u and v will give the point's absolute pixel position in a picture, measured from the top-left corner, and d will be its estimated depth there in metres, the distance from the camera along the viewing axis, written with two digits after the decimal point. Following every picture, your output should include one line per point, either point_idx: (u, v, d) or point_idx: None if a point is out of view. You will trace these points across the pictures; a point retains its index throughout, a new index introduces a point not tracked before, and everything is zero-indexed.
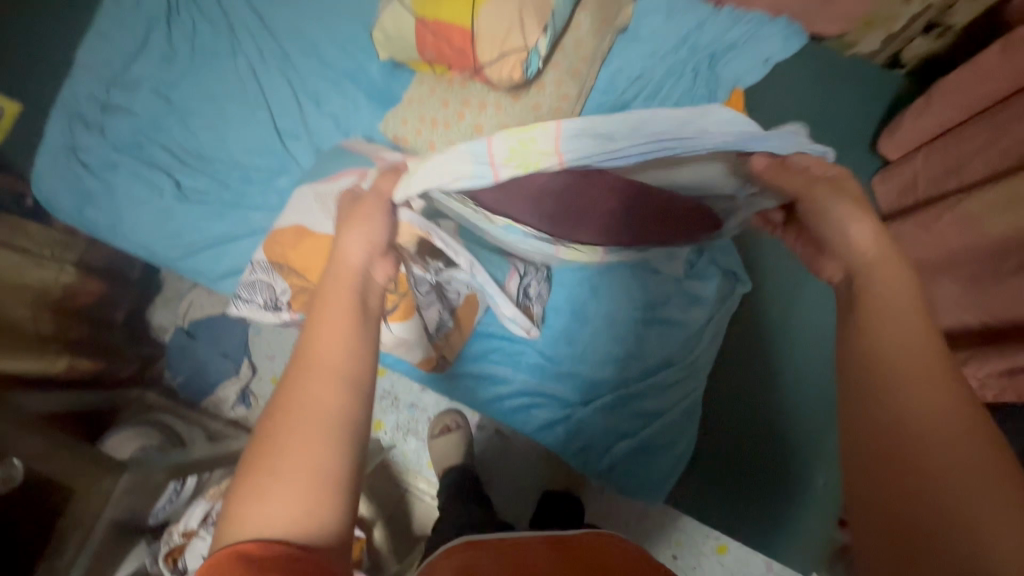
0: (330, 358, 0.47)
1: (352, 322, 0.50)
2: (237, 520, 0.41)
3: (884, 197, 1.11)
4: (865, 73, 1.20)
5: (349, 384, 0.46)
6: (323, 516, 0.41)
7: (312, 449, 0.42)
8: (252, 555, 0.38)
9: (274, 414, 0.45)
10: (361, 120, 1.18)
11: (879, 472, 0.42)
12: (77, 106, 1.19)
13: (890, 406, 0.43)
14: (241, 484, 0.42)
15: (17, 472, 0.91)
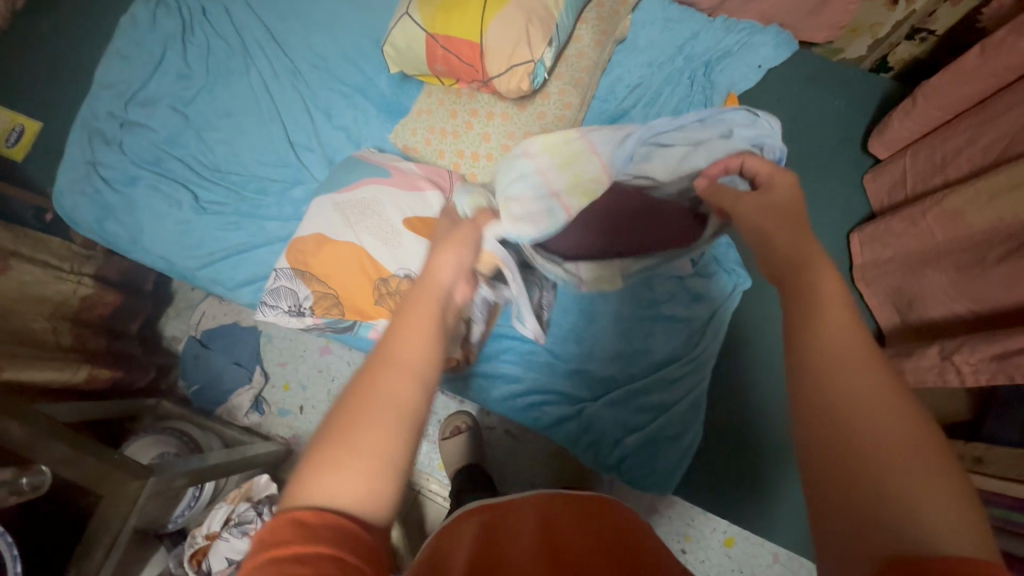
0: (409, 356, 0.47)
1: (437, 327, 0.51)
2: (303, 487, 0.40)
3: (873, 193, 1.18)
4: (851, 78, 1.26)
5: (425, 383, 0.47)
6: (379, 506, 0.41)
7: (385, 436, 0.43)
8: (301, 519, 0.38)
9: (356, 393, 0.45)
10: (371, 131, 1.23)
11: (831, 465, 0.37)
12: (97, 124, 1.24)
13: (833, 391, 0.39)
14: (309, 456, 0.42)
15: (46, 479, 0.96)
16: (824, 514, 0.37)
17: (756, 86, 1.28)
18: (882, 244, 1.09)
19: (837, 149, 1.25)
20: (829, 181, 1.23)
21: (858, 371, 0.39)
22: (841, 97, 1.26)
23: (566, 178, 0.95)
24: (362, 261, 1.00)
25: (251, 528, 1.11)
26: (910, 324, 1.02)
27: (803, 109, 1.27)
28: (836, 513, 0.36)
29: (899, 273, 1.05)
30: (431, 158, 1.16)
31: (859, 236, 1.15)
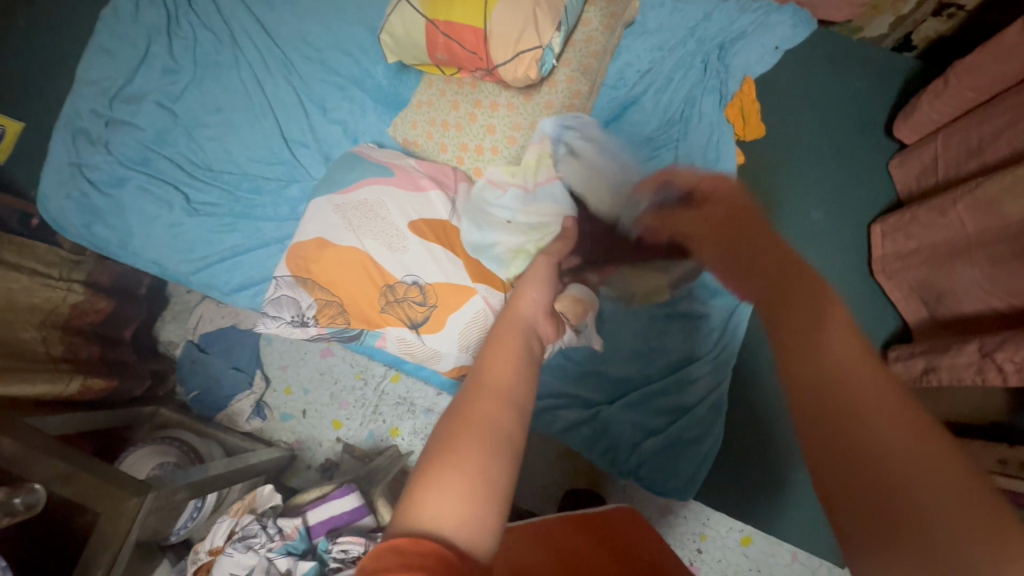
0: (502, 383, 0.50)
1: (525, 358, 0.54)
2: (411, 510, 0.41)
3: (900, 180, 1.13)
4: (871, 59, 1.20)
5: (518, 408, 0.48)
6: (485, 531, 0.41)
7: (488, 457, 0.44)
8: (400, 546, 0.38)
9: (452, 420, 0.46)
10: (369, 125, 1.17)
11: (849, 477, 0.38)
12: (80, 122, 1.17)
13: (844, 404, 0.40)
14: (416, 479, 0.42)
15: (40, 497, 0.89)
16: (848, 538, 0.37)
17: (773, 69, 1.21)
18: (907, 234, 1.03)
19: (858, 134, 1.19)
20: (850, 169, 1.18)
21: (858, 386, 0.40)
22: (861, 79, 1.20)
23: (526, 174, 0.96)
24: (366, 266, 0.94)
25: (256, 542, 1.05)
26: (940, 318, 0.97)
27: (822, 92, 1.20)
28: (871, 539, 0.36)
29: (923, 266, 0.99)
30: (433, 153, 1.10)
31: (881, 227, 1.10)
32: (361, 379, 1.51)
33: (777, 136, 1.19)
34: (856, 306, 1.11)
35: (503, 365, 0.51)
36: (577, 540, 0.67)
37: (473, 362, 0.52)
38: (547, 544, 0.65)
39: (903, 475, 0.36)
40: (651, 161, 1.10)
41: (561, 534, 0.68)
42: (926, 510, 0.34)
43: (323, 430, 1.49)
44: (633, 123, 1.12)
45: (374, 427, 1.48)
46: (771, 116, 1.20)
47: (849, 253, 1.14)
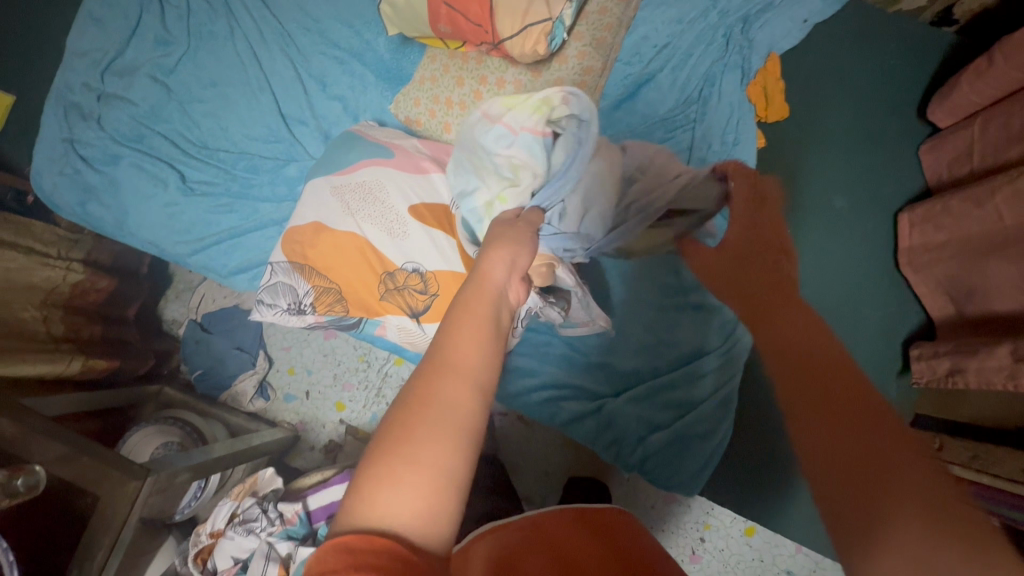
0: (467, 363, 0.45)
1: (493, 328, 0.50)
2: (361, 503, 0.39)
3: (930, 166, 1.06)
4: (908, 34, 1.12)
5: (483, 389, 0.45)
6: (443, 522, 0.40)
7: (445, 446, 0.41)
8: (351, 545, 0.37)
9: (409, 403, 0.43)
10: (370, 102, 1.11)
11: (848, 487, 0.47)
12: (71, 97, 1.13)
13: (859, 435, 0.49)
14: (367, 470, 0.40)
15: (41, 478, 0.88)
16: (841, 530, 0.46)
17: (801, 45, 1.13)
18: (936, 225, 0.97)
19: (888, 116, 1.11)
20: (878, 153, 1.11)
21: (865, 416, 0.50)
22: (895, 56, 1.12)
23: (517, 116, 0.78)
24: (365, 252, 0.91)
25: (257, 526, 1.06)
26: (967, 316, 0.92)
27: (852, 69, 1.13)
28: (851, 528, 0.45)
29: (951, 261, 0.93)
30: (436, 132, 1.05)
31: (909, 216, 1.04)
32: (365, 361, 1.49)
33: (802, 117, 1.12)
34: (878, 299, 1.06)
35: (471, 338, 0.48)
36: (576, 535, 0.65)
37: (437, 334, 0.48)
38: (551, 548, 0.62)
39: (890, 479, 0.46)
40: (665, 143, 1.04)
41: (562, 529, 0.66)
42: (907, 504, 0.44)
43: (326, 412, 1.48)
44: (648, 102, 1.06)
45: (377, 410, 1.46)
46: (797, 95, 1.13)
47: (872, 243, 1.08)
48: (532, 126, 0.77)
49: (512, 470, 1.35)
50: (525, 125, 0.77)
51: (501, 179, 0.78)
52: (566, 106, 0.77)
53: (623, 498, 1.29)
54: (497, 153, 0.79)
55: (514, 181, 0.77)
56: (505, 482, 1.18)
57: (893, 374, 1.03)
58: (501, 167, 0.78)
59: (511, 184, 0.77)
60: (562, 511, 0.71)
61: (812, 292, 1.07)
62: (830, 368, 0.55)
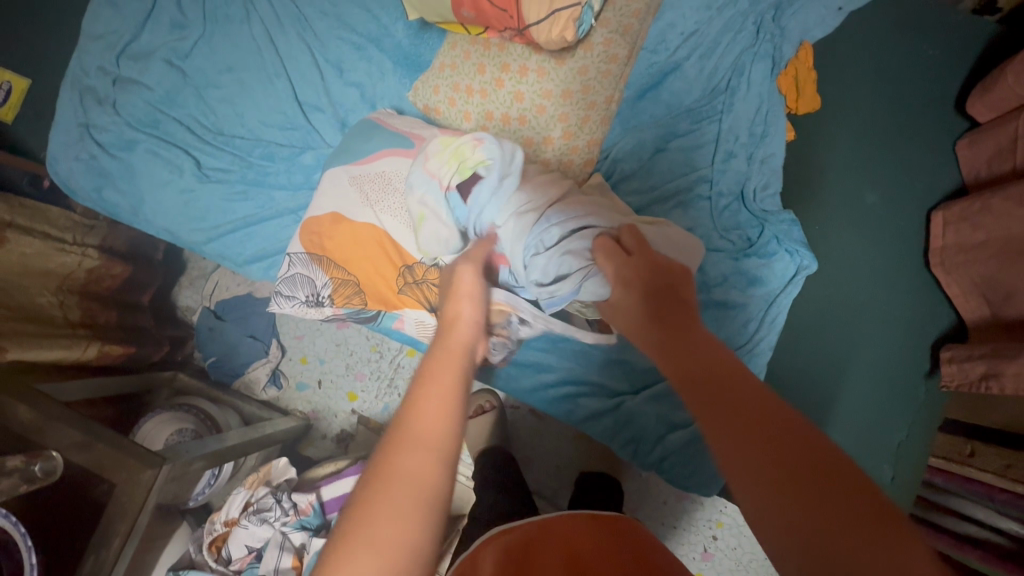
0: (430, 433, 0.50)
1: (456, 397, 0.55)
2: None
3: (968, 162, 1.02)
4: (947, 23, 1.07)
5: (446, 455, 0.49)
6: None
7: (408, 518, 0.44)
8: None
9: (376, 477, 0.47)
10: (387, 88, 1.09)
11: (789, 506, 0.42)
12: (87, 81, 1.12)
13: (780, 443, 0.45)
14: (331, 554, 0.43)
15: (57, 465, 0.88)
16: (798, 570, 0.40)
17: (834, 34, 1.09)
18: (973, 224, 0.93)
19: (925, 109, 1.07)
20: (912, 148, 1.07)
21: (777, 424, 0.47)
22: (933, 46, 1.07)
23: (446, 160, 0.85)
24: (384, 244, 0.90)
25: (271, 515, 1.06)
26: (1005, 320, 0.89)
27: (887, 60, 1.08)
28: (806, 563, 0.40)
29: (989, 263, 0.90)
30: (456, 121, 1.03)
31: (944, 214, 1.00)
32: (377, 351, 1.47)
33: (834, 109, 1.08)
34: (907, 299, 1.03)
35: (429, 411, 0.52)
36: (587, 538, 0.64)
37: (400, 408, 0.53)
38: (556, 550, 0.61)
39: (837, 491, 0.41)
40: (689, 135, 1.00)
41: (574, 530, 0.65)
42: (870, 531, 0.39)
43: (338, 401, 1.48)
44: (673, 92, 1.02)
45: (389, 401, 1.45)
46: (828, 86, 1.09)
47: (903, 241, 1.05)
48: (450, 179, 0.84)
49: (524, 464, 1.34)
50: (450, 174, 0.84)
51: (411, 216, 0.87)
52: (478, 145, 0.84)
53: (636, 494, 1.28)
54: (411, 193, 0.86)
55: (420, 221, 0.86)
56: (517, 474, 1.18)
57: (921, 376, 1.01)
58: (414, 206, 0.86)
59: (420, 223, 0.86)
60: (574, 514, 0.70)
61: (839, 290, 1.04)
62: (739, 389, 0.52)
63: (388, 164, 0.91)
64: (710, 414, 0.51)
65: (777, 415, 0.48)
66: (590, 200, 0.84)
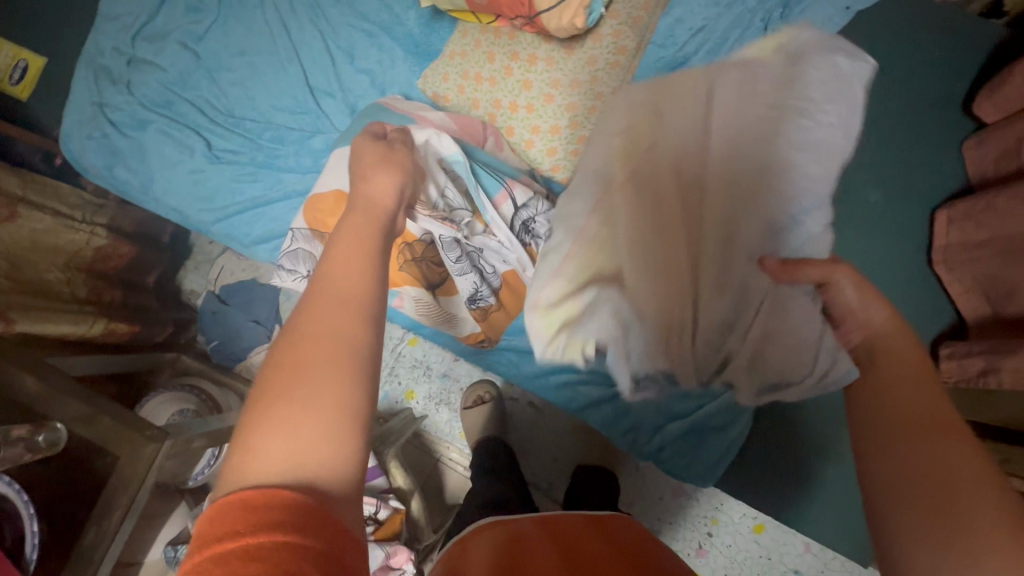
0: (345, 290, 0.51)
1: (372, 266, 0.55)
2: (247, 456, 0.40)
3: (974, 163, 1.03)
4: (955, 26, 1.08)
5: (366, 320, 0.49)
6: (332, 457, 0.41)
7: (335, 379, 0.44)
8: (248, 500, 0.37)
9: (294, 344, 0.46)
10: (397, 76, 1.10)
11: (913, 468, 0.48)
12: (102, 60, 1.14)
13: (914, 427, 0.51)
14: (252, 425, 0.42)
15: (61, 436, 0.89)
16: (887, 501, 0.48)
17: (841, 33, 1.10)
18: (977, 223, 0.94)
19: (931, 110, 1.08)
20: (917, 148, 1.07)
21: (925, 415, 0.51)
22: (940, 47, 1.08)
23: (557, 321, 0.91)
24: None
25: None
26: (1005, 317, 0.90)
27: (895, 61, 1.09)
28: (916, 498, 0.46)
29: (994, 260, 0.91)
30: (464, 108, 1.05)
31: (947, 213, 1.01)
32: None
33: None
34: (909, 298, 1.04)
35: (343, 279, 0.52)
36: (577, 530, 0.65)
37: (312, 280, 0.52)
38: (553, 535, 0.63)
39: (958, 478, 0.46)
40: None
41: (566, 524, 0.66)
42: (975, 498, 0.44)
43: None
44: None
45: (389, 388, 1.46)
46: None
47: (907, 239, 1.06)
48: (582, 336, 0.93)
49: (523, 454, 1.35)
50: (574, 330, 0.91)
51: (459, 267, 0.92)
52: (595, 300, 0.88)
53: (633, 487, 1.29)
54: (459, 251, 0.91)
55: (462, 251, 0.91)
56: (515, 464, 1.19)
57: None
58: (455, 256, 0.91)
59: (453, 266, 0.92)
60: (575, 513, 0.70)
61: None
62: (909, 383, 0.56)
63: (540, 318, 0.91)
64: (866, 399, 0.56)
65: (928, 411, 0.52)
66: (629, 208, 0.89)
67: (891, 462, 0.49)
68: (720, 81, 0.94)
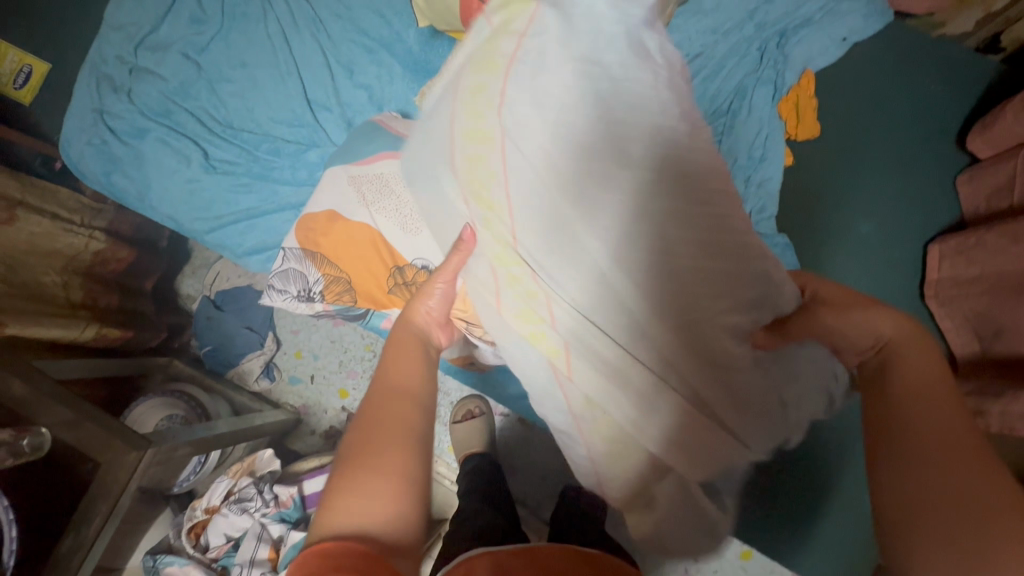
0: (406, 380, 0.58)
1: (421, 363, 0.62)
2: (328, 515, 0.47)
3: (967, 198, 1.04)
4: (951, 59, 1.09)
5: (426, 403, 0.57)
6: (400, 519, 0.48)
7: (400, 449, 0.51)
8: (330, 551, 0.44)
9: (363, 422, 0.54)
10: (395, 93, 1.11)
11: (925, 479, 0.43)
12: (105, 68, 1.15)
13: (926, 431, 0.45)
14: (333, 489, 0.49)
15: (46, 441, 0.89)
16: (896, 518, 0.44)
17: (837, 63, 1.10)
18: (968, 259, 0.94)
19: (926, 143, 1.08)
20: (911, 180, 1.08)
21: (935, 413, 0.46)
22: (936, 80, 1.09)
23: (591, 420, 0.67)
24: (376, 244, 0.91)
25: (251, 506, 1.09)
26: (990, 355, 0.91)
27: (890, 93, 1.09)
28: (919, 515, 0.43)
29: (983, 296, 0.91)
30: None
31: (940, 248, 1.01)
32: (371, 351, 1.47)
33: (836, 137, 1.09)
34: None
35: (401, 370, 0.60)
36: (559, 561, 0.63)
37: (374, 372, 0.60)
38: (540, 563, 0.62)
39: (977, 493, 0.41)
40: None
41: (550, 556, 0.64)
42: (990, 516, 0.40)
43: (330, 398, 1.47)
44: None
45: None
46: (830, 114, 1.10)
47: (900, 271, 1.05)
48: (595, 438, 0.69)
49: (510, 470, 1.35)
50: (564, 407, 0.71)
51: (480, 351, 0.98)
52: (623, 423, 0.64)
53: None
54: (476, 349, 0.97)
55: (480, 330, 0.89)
56: (502, 479, 1.17)
57: None
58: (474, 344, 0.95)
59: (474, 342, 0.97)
60: (562, 547, 0.67)
61: None
62: (929, 377, 0.49)
63: (612, 474, 0.69)
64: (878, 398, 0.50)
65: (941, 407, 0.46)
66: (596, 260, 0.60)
67: (898, 469, 0.45)
68: (524, 109, 0.61)
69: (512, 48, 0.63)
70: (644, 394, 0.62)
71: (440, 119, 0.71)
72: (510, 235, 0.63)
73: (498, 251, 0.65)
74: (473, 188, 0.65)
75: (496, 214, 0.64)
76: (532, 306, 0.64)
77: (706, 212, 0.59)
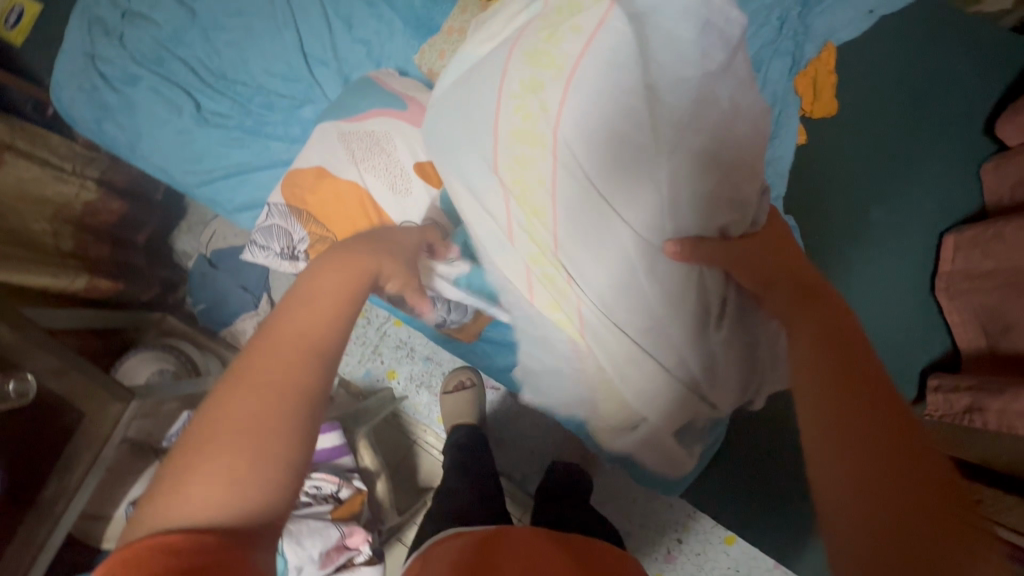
0: (305, 335, 0.50)
1: (341, 308, 0.54)
2: (170, 496, 0.41)
3: (990, 187, 0.99)
4: (984, 40, 1.03)
5: (321, 361, 0.49)
6: (260, 503, 0.42)
7: (271, 421, 0.44)
8: (169, 545, 0.38)
9: (237, 382, 0.46)
10: (395, 49, 1.06)
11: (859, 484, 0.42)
12: (97, 11, 1.11)
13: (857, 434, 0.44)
14: (183, 464, 0.42)
15: (31, 387, 0.86)
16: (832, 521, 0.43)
17: (863, 38, 1.04)
18: (984, 251, 0.91)
19: (952, 128, 1.03)
20: (931, 166, 1.02)
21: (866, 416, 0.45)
22: (966, 61, 1.03)
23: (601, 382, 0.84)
24: (365, 204, 0.89)
25: None
26: (998, 350, 0.88)
27: (917, 73, 1.03)
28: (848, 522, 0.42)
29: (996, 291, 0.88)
30: None
31: (955, 238, 0.97)
32: (363, 317, 1.45)
33: (855, 117, 1.03)
34: (905, 322, 1.00)
35: (303, 319, 0.52)
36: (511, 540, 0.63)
37: (274, 317, 0.52)
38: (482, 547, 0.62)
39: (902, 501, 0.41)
40: None
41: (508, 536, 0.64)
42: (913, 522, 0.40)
43: None
44: None
45: (371, 366, 1.44)
46: (850, 92, 1.04)
47: (913, 261, 1.01)
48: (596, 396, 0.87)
49: (499, 443, 1.34)
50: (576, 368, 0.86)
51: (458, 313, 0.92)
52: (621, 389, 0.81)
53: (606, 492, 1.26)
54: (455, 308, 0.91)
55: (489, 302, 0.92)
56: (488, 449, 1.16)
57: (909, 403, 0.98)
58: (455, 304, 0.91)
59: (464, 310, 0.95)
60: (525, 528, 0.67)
61: None
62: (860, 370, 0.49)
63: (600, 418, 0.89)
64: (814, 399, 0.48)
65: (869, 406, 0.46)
66: (621, 263, 0.73)
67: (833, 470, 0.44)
68: (569, 125, 0.69)
69: (571, 49, 0.69)
70: (645, 373, 0.78)
71: (476, 108, 0.75)
72: (551, 242, 0.75)
73: (534, 250, 0.77)
74: (519, 191, 0.74)
75: (540, 219, 0.74)
76: (562, 300, 0.79)
77: (712, 204, 0.71)
